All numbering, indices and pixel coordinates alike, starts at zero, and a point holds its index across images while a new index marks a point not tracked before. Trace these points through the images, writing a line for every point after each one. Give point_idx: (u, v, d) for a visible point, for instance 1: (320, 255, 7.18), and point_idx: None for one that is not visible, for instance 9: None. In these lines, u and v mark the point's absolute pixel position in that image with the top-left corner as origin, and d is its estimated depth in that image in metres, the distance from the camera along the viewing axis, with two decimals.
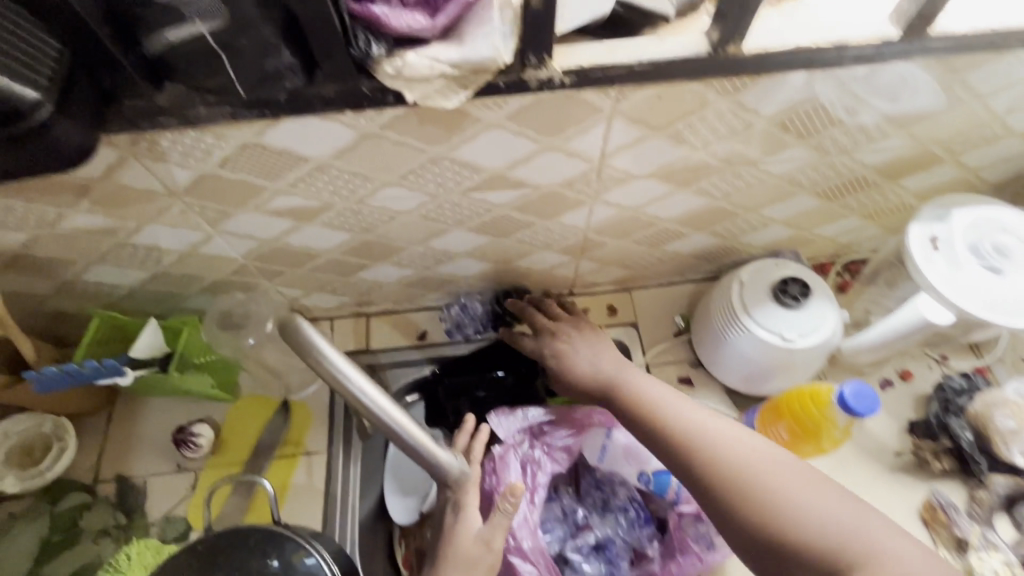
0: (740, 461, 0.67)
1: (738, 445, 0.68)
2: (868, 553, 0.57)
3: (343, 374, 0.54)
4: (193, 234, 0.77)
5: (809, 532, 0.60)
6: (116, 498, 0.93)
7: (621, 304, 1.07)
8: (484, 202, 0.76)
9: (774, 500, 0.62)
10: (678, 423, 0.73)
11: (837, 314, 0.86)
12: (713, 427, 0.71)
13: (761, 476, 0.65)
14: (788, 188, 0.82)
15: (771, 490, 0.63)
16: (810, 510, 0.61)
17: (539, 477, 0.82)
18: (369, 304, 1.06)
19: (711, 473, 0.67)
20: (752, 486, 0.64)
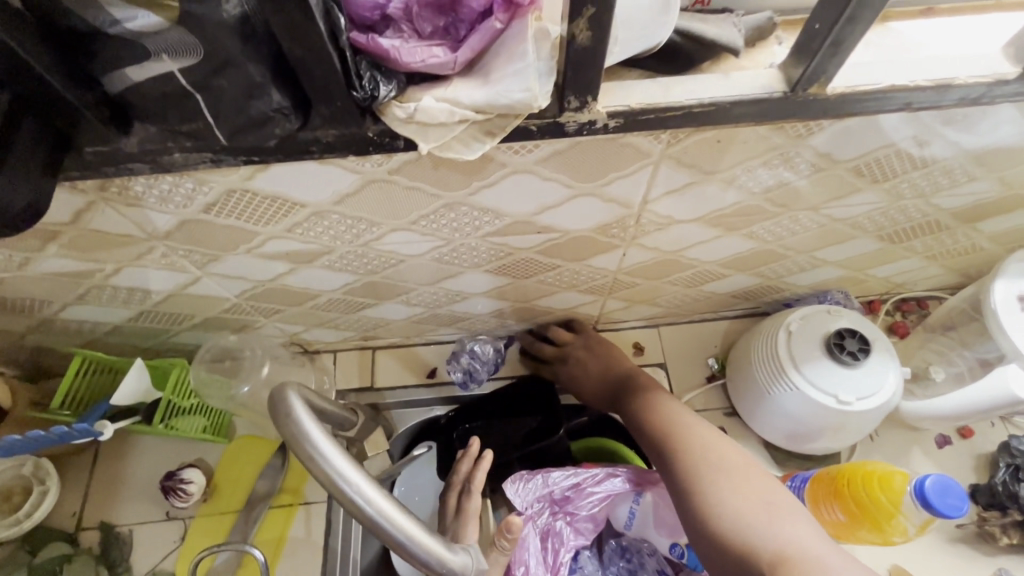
0: (710, 462, 0.67)
1: (715, 450, 0.69)
2: (805, 568, 0.55)
3: (324, 448, 0.46)
4: (180, 276, 0.69)
5: (753, 537, 0.59)
6: (100, 549, 0.86)
7: (648, 343, 0.98)
8: (505, 245, 0.67)
9: (728, 502, 0.62)
10: (666, 422, 0.74)
11: (899, 372, 0.77)
12: (698, 431, 0.71)
13: (726, 479, 0.65)
14: (848, 231, 0.72)
15: (727, 492, 0.64)
16: (761, 519, 0.60)
17: (561, 554, 0.75)
18: (375, 338, 0.97)
19: (678, 468, 0.69)
20: (713, 485, 0.65)
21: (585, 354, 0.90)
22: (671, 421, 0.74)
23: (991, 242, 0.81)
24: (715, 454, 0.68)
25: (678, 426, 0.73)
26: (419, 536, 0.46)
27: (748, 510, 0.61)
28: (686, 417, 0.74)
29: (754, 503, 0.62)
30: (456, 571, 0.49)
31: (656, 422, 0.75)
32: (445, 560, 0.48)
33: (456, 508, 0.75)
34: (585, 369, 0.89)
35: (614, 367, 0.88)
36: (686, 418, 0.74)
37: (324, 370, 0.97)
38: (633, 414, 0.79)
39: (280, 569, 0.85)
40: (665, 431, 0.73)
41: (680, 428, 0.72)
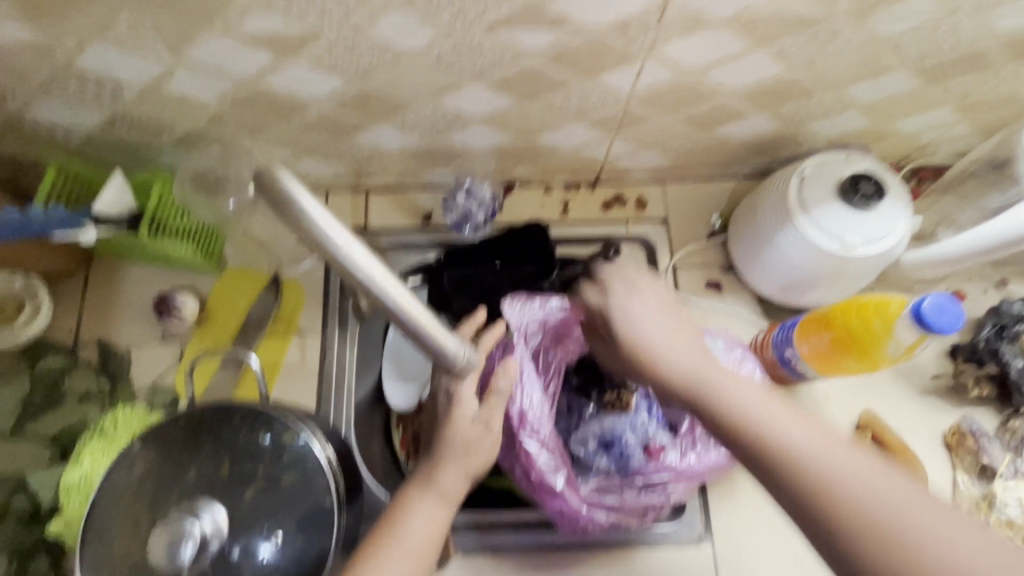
0: (827, 455, 0.48)
1: (828, 444, 0.48)
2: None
3: (334, 244, 0.43)
4: (153, 64, 0.63)
5: (923, 521, 0.43)
6: (98, 363, 0.87)
7: (651, 198, 0.96)
8: (512, 45, 0.60)
9: (917, 549, 0.43)
10: (767, 440, 0.50)
11: (910, 220, 0.74)
12: (794, 426, 0.50)
13: (855, 463, 0.47)
14: (887, 58, 0.66)
15: (738, 399, 0.53)
16: (959, 550, 0.42)
17: (551, 368, 0.77)
18: (369, 177, 0.94)
19: (826, 541, 0.46)
20: (901, 543, 0.43)
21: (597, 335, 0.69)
22: (752, 417, 0.51)
23: None
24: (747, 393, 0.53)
25: (784, 444, 0.49)
26: (414, 310, 0.47)
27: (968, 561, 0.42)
28: (759, 402, 0.52)
29: (978, 554, 0.42)
30: (449, 353, 0.52)
31: (732, 416, 0.52)
32: (435, 333, 0.49)
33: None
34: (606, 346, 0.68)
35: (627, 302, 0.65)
36: (772, 411, 0.51)
37: None
38: (706, 412, 0.54)
39: (277, 390, 0.88)
40: (777, 459, 0.49)
41: (767, 428, 0.50)
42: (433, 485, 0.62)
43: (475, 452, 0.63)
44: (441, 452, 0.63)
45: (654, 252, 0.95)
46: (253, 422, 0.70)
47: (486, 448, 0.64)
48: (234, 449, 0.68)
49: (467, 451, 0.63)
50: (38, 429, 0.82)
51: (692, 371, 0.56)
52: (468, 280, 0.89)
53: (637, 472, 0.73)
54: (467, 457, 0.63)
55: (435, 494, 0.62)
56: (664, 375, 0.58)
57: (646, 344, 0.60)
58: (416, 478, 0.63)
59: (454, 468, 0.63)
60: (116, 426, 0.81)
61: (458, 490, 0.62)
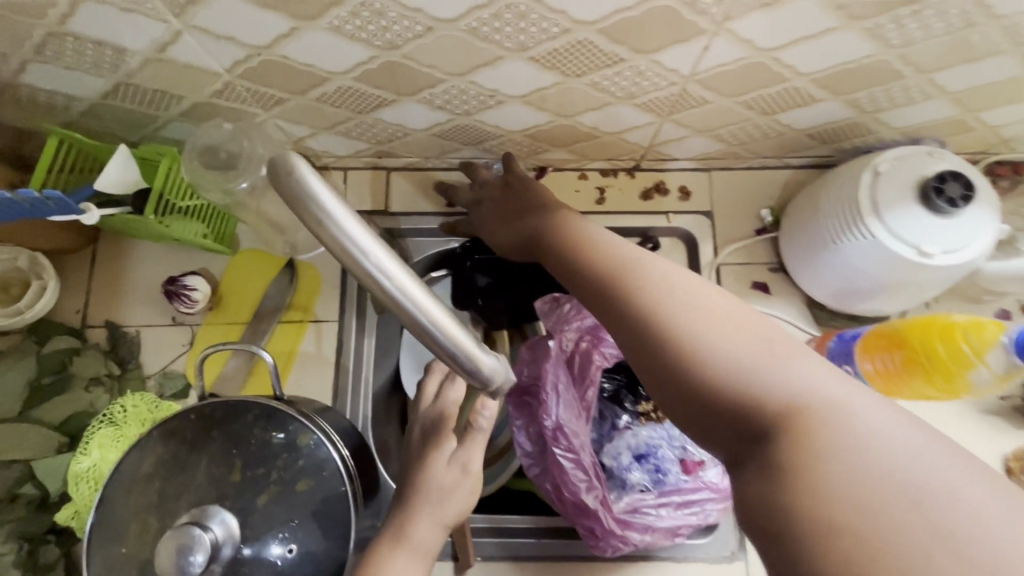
0: (641, 258, 0.50)
1: (662, 266, 0.48)
2: (823, 411, 0.33)
3: (355, 245, 0.36)
4: (156, 27, 0.56)
5: (725, 321, 0.40)
6: (108, 346, 0.84)
7: (695, 187, 0.88)
8: (562, 15, 0.52)
9: (708, 340, 0.39)
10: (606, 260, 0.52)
11: (997, 227, 0.66)
12: (638, 253, 0.51)
13: (681, 276, 0.46)
14: (996, 40, 0.57)
15: (577, 225, 0.61)
16: (758, 351, 0.38)
17: (589, 375, 0.70)
18: (390, 155, 0.87)
19: (608, 311, 0.47)
20: (674, 307, 0.42)
21: (498, 201, 0.75)
22: (599, 246, 0.54)
23: None
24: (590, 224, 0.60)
25: (620, 262, 0.50)
26: (454, 332, 0.39)
27: (738, 345, 0.38)
28: (612, 240, 0.55)
29: (779, 358, 0.37)
30: (485, 374, 0.43)
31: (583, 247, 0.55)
32: (476, 358, 0.42)
33: (437, 392, 0.63)
34: (501, 207, 0.73)
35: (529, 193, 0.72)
36: (622, 245, 0.53)
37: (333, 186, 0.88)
38: (563, 248, 0.58)
39: (291, 381, 0.84)
40: (596, 269, 0.52)
41: (611, 252, 0.52)
42: (405, 540, 0.58)
43: (450, 501, 0.59)
44: (416, 502, 0.59)
45: (696, 247, 0.87)
46: (266, 422, 0.66)
47: (463, 497, 0.59)
48: (248, 445, 0.65)
49: (442, 498, 0.59)
50: (43, 415, 0.77)
51: (565, 219, 0.63)
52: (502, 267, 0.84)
53: (674, 488, 0.69)
54: (443, 509, 0.59)
55: (407, 549, 0.57)
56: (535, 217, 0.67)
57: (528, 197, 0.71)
58: (386, 533, 0.59)
59: (429, 517, 0.58)
60: (126, 414, 0.77)
61: (432, 541, 0.59)
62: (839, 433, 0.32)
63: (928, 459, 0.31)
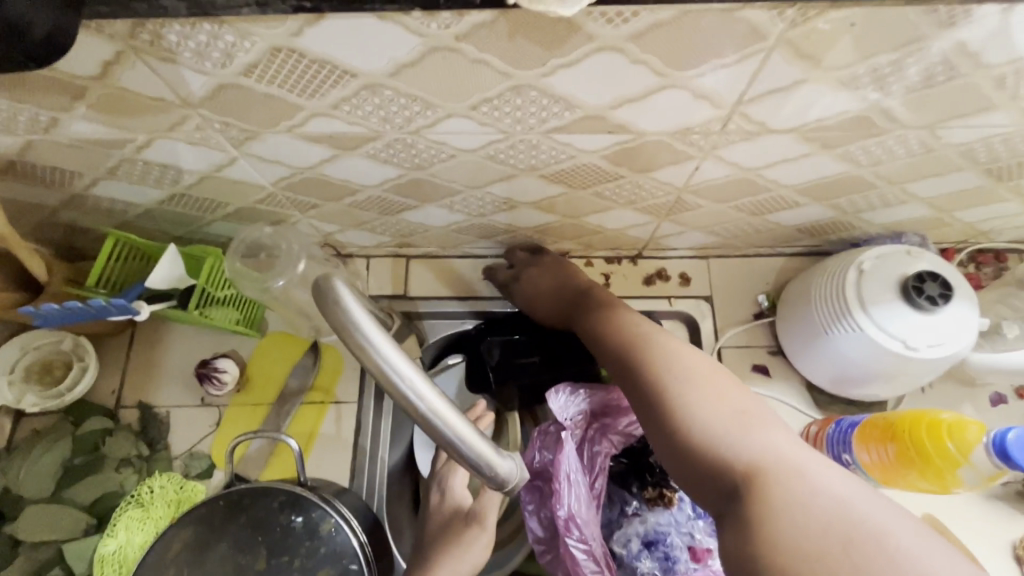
0: (664, 345, 0.64)
1: (677, 354, 0.62)
2: (778, 474, 0.47)
3: (388, 364, 0.42)
4: (216, 154, 0.64)
5: (719, 403, 0.55)
6: (139, 426, 0.88)
7: (695, 274, 0.94)
8: (569, 146, 0.60)
9: (702, 419, 0.53)
10: (632, 343, 0.66)
11: (978, 321, 0.71)
12: (660, 339, 0.65)
13: (691, 364, 0.60)
14: (956, 161, 0.64)
15: (609, 308, 0.75)
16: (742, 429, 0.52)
17: (597, 459, 0.74)
18: (411, 246, 0.94)
19: (634, 387, 0.62)
20: (683, 392, 0.57)
21: (546, 265, 0.87)
22: (626, 331, 0.68)
23: None
24: (621, 309, 0.74)
25: (644, 347, 0.64)
26: (474, 440, 0.44)
27: (724, 422, 0.53)
28: (639, 326, 0.69)
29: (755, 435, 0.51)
30: (501, 477, 0.47)
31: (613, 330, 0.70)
32: (493, 463, 0.46)
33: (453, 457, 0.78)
34: (547, 273, 0.86)
35: (566, 280, 0.85)
36: (645, 331, 0.67)
37: (356, 273, 0.95)
38: (599, 328, 0.73)
39: (311, 461, 0.87)
40: (624, 346, 0.66)
41: (637, 337, 0.67)
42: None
43: (465, 555, 0.71)
44: (437, 553, 0.71)
45: (698, 330, 0.92)
46: (291, 508, 0.69)
47: (477, 547, 0.71)
48: (268, 532, 0.68)
49: (459, 550, 0.71)
50: (74, 496, 0.81)
51: (604, 303, 0.78)
52: (516, 356, 0.87)
53: None
54: (459, 561, 0.70)
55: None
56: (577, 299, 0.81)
57: (568, 279, 0.85)
58: None
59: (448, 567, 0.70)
60: (152, 495, 0.80)
61: None
62: (786, 490, 0.45)
63: (857, 518, 0.43)
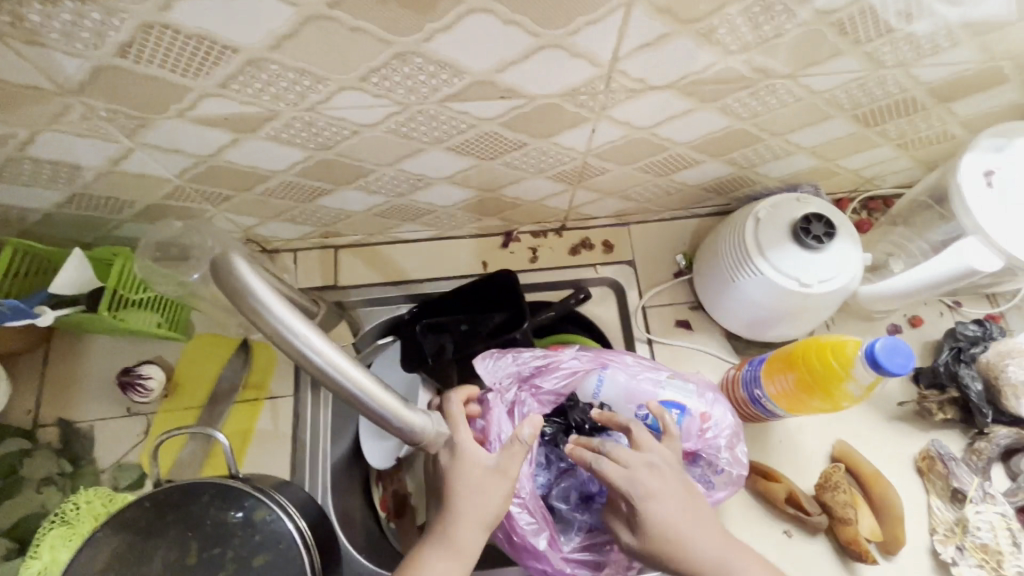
0: (697, 541, 0.62)
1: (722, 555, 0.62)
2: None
3: (289, 328, 0.43)
4: (109, 147, 0.63)
5: None
6: (60, 444, 0.84)
7: (617, 241, 0.98)
8: (467, 114, 0.62)
9: None
10: (682, 552, 0.62)
11: (861, 256, 0.77)
12: (703, 543, 0.62)
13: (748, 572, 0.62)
14: (825, 109, 0.70)
15: (659, 511, 0.63)
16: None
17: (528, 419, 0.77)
18: (336, 235, 0.94)
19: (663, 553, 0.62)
20: None
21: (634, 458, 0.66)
22: (666, 526, 0.62)
23: (964, 129, 0.79)
24: (663, 506, 0.63)
25: (694, 557, 0.62)
26: (380, 395, 0.45)
27: None
28: (670, 509, 0.63)
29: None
30: (416, 429, 0.49)
31: (652, 526, 0.63)
32: (403, 417, 0.48)
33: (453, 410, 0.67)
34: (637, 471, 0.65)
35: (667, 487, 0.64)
36: (678, 514, 0.63)
37: (284, 267, 0.94)
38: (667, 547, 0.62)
39: (249, 460, 0.86)
40: (661, 544, 0.62)
41: (682, 535, 0.62)
42: (446, 540, 0.60)
43: (488, 500, 0.61)
44: (455, 506, 0.61)
45: (624, 294, 0.96)
46: (225, 502, 0.68)
47: (500, 494, 0.62)
48: (201, 529, 0.66)
49: (481, 497, 0.61)
50: None
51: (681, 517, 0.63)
52: (470, 345, 0.89)
53: None
54: (482, 506, 0.61)
55: (450, 549, 0.59)
56: (659, 501, 0.63)
57: (658, 504, 0.63)
58: (431, 535, 0.61)
59: (468, 513, 0.61)
60: (78, 511, 0.76)
61: (474, 543, 0.60)
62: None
63: None
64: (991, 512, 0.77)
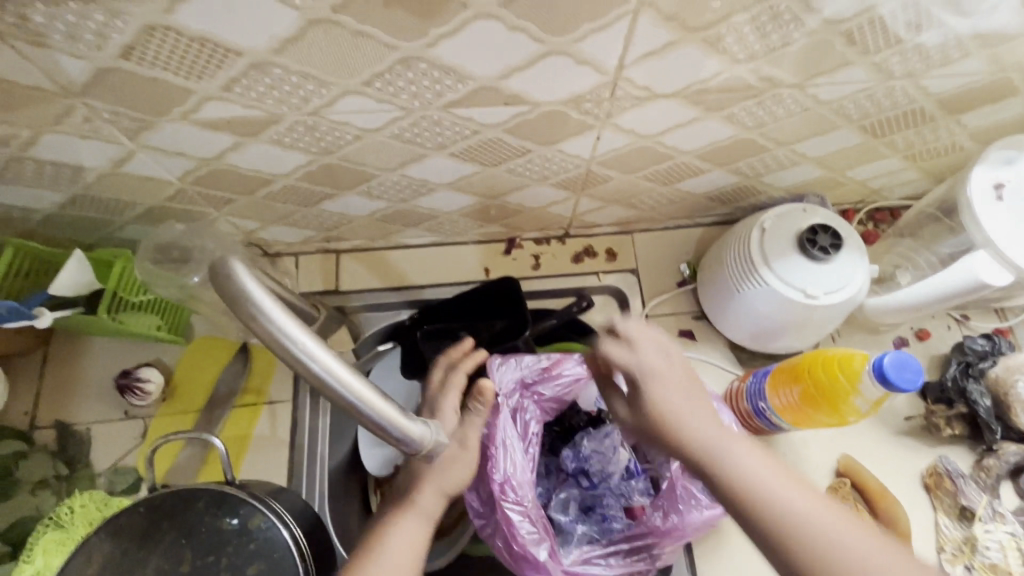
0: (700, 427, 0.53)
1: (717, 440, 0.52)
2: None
3: (287, 338, 0.42)
4: (111, 149, 0.63)
5: None
6: (56, 447, 0.84)
7: (621, 249, 0.97)
8: (470, 121, 0.62)
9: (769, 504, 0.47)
10: (678, 438, 0.53)
11: (868, 268, 0.76)
12: (705, 427, 0.53)
13: (752, 466, 0.50)
14: (832, 119, 0.69)
15: (658, 387, 0.55)
16: (845, 542, 0.45)
17: (530, 426, 0.75)
18: (338, 240, 0.93)
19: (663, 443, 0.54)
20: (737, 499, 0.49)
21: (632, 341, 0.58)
22: (663, 407, 0.54)
23: (972, 141, 0.78)
24: (666, 387, 0.55)
25: (691, 441, 0.52)
26: (377, 403, 0.44)
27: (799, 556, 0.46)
28: (667, 390, 0.55)
29: (860, 541, 0.45)
30: (413, 439, 0.48)
31: (651, 403, 0.55)
32: (401, 426, 0.47)
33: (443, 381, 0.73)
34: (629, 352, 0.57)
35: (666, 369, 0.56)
36: (682, 400, 0.54)
37: (285, 271, 0.93)
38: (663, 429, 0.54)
39: (245, 466, 0.85)
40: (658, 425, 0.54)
41: (678, 420, 0.53)
42: (412, 505, 0.63)
43: (451, 466, 0.65)
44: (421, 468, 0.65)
45: (627, 303, 0.95)
46: (220, 509, 0.67)
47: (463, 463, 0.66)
48: (195, 536, 0.65)
49: (448, 464, 0.65)
50: None
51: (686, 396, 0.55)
52: None
53: (622, 536, 0.71)
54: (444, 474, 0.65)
55: (414, 511, 0.63)
56: (656, 385, 0.55)
57: (654, 385, 0.55)
58: (398, 498, 0.64)
59: (433, 478, 0.64)
60: (72, 515, 0.76)
61: (434, 506, 0.64)
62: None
63: None
64: (1000, 532, 0.75)
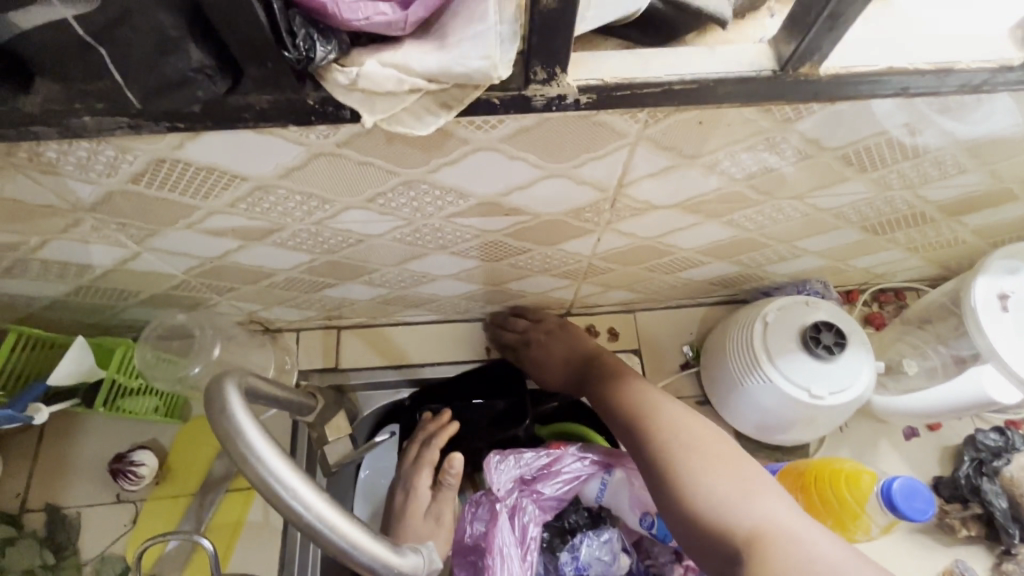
0: (644, 397, 0.72)
1: (686, 427, 0.67)
2: (780, 543, 0.55)
3: (281, 488, 0.42)
4: (119, 251, 0.64)
5: (712, 492, 0.61)
6: (45, 532, 0.82)
7: (623, 329, 0.96)
8: (471, 227, 0.62)
9: (673, 444, 0.66)
10: (624, 404, 0.73)
11: (872, 365, 0.76)
12: (644, 396, 0.72)
13: (696, 435, 0.66)
14: (832, 222, 0.70)
15: (613, 368, 0.79)
16: (750, 494, 0.60)
17: (529, 530, 0.73)
18: (340, 317, 0.92)
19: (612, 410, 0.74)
20: (659, 440, 0.67)
21: (555, 335, 0.86)
22: (615, 385, 0.76)
23: (975, 236, 0.78)
24: (619, 369, 0.78)
25: (632, 405, 0.72)
26: (368, 544, 0.43)
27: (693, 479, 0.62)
28: (620, 372, 0.77)
29: (733, 471, 0.62)
30: (405, 574, 0.46)
31: (605, 381, 0.77)
32: (394, 566, 0.45)
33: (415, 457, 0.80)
34: (556, 343, 0.86)
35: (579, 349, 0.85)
36: (633, 380, 0.75)
37: (285, 348, 0.93)
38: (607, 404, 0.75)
39: (236, 555, 0.82)
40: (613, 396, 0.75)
41: (623, 393, 0.74)
42: None
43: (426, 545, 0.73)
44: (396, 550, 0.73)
45: None
46: None
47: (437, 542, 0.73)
48: None
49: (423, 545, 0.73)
50: None
51: (614, 373, 0.78)
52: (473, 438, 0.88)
53: None
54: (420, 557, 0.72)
55: None
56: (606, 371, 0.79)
57: (605, 371, 0.79)
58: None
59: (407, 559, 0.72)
60: None
61: None
62: (787, 561, 0.53)
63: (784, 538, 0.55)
64: None
